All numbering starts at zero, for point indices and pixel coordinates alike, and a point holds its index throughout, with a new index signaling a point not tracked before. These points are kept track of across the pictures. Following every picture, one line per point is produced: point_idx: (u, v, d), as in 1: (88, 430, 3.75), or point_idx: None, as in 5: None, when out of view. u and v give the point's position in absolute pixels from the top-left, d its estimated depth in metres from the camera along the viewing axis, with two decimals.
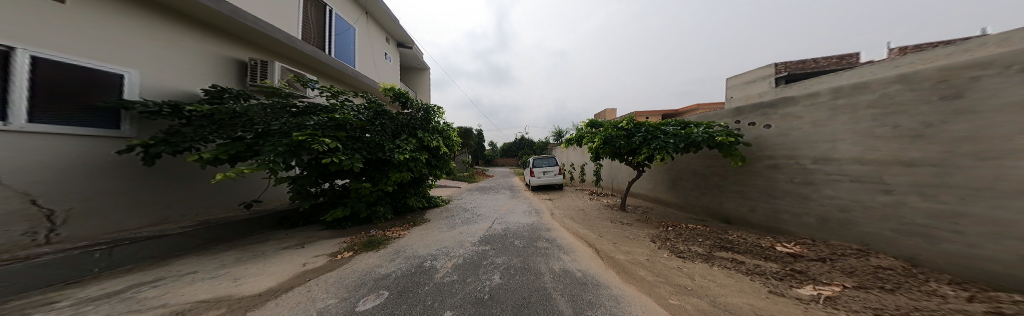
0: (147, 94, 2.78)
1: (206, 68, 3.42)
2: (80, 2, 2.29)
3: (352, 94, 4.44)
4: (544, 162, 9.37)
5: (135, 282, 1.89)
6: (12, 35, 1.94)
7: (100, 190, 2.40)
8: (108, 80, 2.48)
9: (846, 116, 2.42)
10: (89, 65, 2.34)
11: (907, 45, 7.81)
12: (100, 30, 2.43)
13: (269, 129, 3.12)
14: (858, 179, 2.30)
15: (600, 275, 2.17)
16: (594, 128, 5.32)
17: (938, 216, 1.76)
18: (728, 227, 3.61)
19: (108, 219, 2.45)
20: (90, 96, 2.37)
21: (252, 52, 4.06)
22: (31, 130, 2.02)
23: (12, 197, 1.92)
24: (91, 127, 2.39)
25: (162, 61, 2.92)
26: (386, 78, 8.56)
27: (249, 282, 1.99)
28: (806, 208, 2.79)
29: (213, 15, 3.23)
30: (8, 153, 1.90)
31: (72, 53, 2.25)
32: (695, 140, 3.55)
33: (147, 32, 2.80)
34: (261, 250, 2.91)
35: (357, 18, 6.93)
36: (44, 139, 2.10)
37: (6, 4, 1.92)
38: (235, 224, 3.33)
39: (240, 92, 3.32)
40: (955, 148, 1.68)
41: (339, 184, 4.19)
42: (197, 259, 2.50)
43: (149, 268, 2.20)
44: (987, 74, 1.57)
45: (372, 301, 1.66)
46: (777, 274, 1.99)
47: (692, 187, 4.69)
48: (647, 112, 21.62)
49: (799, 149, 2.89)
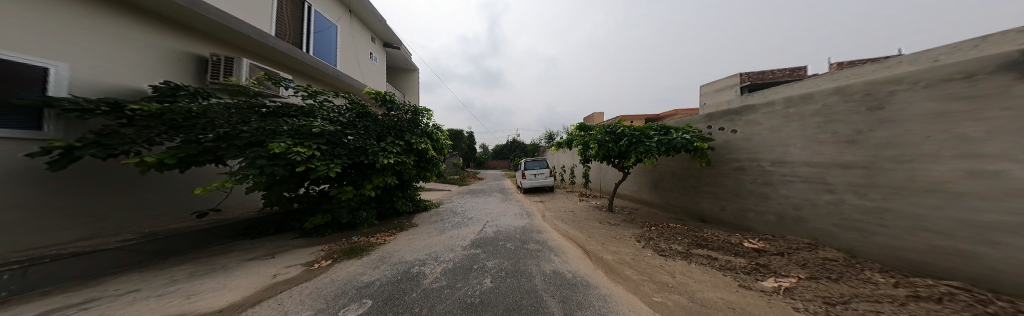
0: (82, 91, 2.47)
1: (155, 63, 3.08)
2: None
3: (332, 95, 4.21)
4: (535, 164, 9.46)
5: (59, 306, 1.65)
6: None
7: (19, 200, 2.09)
8: (30, 74, 2.17)
9: (796, 123, 2.68)
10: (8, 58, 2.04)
11: (845, 61, 8.89)
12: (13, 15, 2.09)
13: (234, 132, 2.93)
14: (806, 179, 2.54)
15: (588, 275, 2.22)
16: (583, 131, 5.44)
17: (868, 212, 1.99)
18: (703, 225, 3.83)
19: (26, 234, 2.13)
20: (9, 92, 2.07)
21: (211, 47, 3.74)
22: None
23: None
24: (10, 129, 2.07)
25: (100, 51, 2.60)
26: (370, 78, 8.24)
27: (206, 298, 1.80)
28: (767, 206, 3.03)
29: (163, 5, 2.92)
30: None
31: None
32: (674, 144, 3.76)
33: (80, 20, 2.48)
34: (221, 262, 2.64)
35: (339, 15, 6.65)
36: None
37: None
38: (189, 236, 3.01)
39: (197, 90, 3.05)
40: (880, 152, 1.92)
41: (316, 189, 3.96)
42: (140, 276, 2.22)
43: (77, 289, 1.93)
44: (900, 90, 1.83)
45: (352, 311, 1.57)
46: (745, 268, 2.14)
47: (672, 187, 4.93)
48: (631, 115, 22.72)
49: (759, 152, 3.16)
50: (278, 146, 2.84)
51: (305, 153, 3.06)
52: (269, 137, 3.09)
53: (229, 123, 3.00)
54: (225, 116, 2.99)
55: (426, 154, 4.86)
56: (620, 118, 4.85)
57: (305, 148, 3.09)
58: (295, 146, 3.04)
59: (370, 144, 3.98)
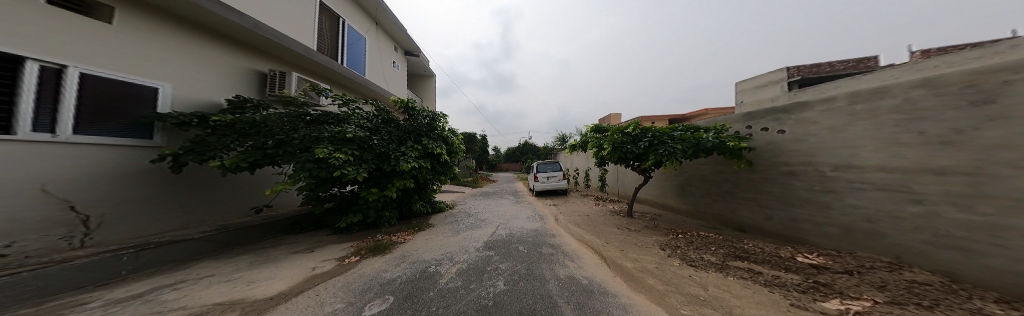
0: (179, 106, 3.05)
1: (227, 79, 3.63)
2: (135, 28, 2.66)
3: (362, 102, 4.55)
4: (548, 167, 9.33)
5: (157, 285, 1.97)
6: (77, 56, 2.25)
7: (131, 196, 2.64)
8: (145, 93, 2.75)
9: (866, 122, 2.33)
10: (115, 77, 2.51)
11: (932, 49, 7.45)
12: (123, 41, 2.57)
13: (287, 138, 3.32)
14: (883, 187, 2.18)
15: (606, 282, 2.11)
16: (598, 133, 5.28)
17: (975, 228, 1.63)
18: (743, 236, 3.48)
19: (135, 224, 2.66)
20: (127, 108, 2.64)
21: (270, 63, 4.29)
22: (85, 142, 2.34)
23: (42, 203, 2.05)
24: (133, 138, 2.71)
25: (192, 74, 3.18)
26: (393, 85, 8.80)
27: (262, 286, 2.03)
28: (827, 217, 2.67)
29: (234, 29, 3.44)
30: (41, 163, 2.08)
31: (91, 64, 2.33)
32: (705, 146, 3.51)
33: (179, 49, 3.05)
34: (273, 254, 2.97)
35: (367, 28, 7.20)
36: (72, 151, 2.26)
37: (86, 36, 2.30)
38: (249, 230, 3.42)
39: (260, 101, 3.53)
40: (991, 154, 1.55)
41: (348, 190, 4.27)
42: (214, 263, 2.57)
43: (168, 272, 2.28)
44: (1020, 78, 1.44)
45: (377, 306, 1.66)
46: (799, 286, 1.89)
47: (705, 193, 4.57)
48: (653, 116, 21.32)
49: (816, 155, 2.79)
50: (321, 152, 3.15)
51: (341, 158, 3.35)
52: (312, 142, 3.40)
53: (283, 130, 3.39)
54: (280, 124, 3.40)
55: (441, 158, 5.05)
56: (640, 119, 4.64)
57: (341, 153, 3.38)
58: (335, 152, 3.34)
59: (393, 149, 4.21)
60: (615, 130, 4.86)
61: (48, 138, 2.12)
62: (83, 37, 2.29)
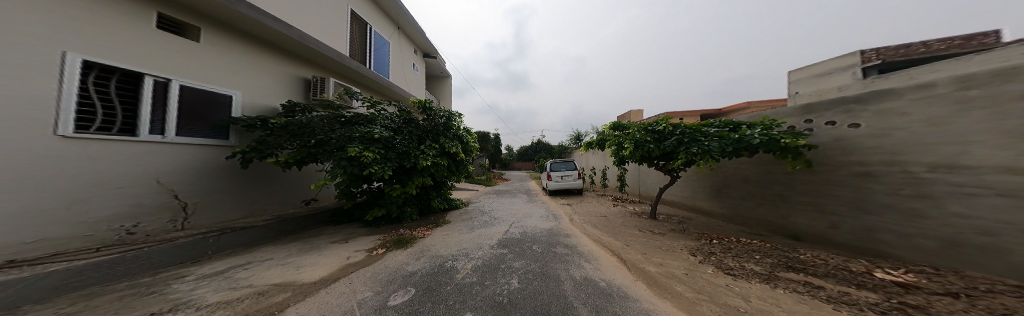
0: (246, 110, 3.70)
1: (277, 86, 4.19)
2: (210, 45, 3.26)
3: (387, 104, 4.80)
4: (562, 166, 9.09)
5: (232, 264, 2.30)
6: (174, 71, 2.89)
7: (211, 186, 3.25)
8: (221, 100, 3.39)
9: (979, 112, 1.83)
10: (202, 87, 3.15)
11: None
12: (205, 57, 3.20)
13: (325, 138, 3.65)
14: (1000, 193, 1.72)
15: (626, 286, 1.99)
16: (618, 130, 5.01)
17: None
18: (797, 245, 3.05)
19: (218, 209, 3.31)
20: (210, 113, 3.27)
21: (310, 70, 4.79)
22: (182, 141, 3.00)
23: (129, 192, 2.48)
24: (216, 137, 3.38)
25: (253, 83, 3.79)
26: (413, 87, 9.21)
27: (306, 271, 2.27)
28: (916, 228, 2.21)
29: (280, 39, 3.91)
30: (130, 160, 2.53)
31: (183, 77, 2.97)
32: (748, 144, 3.12)
33: (243, 62, 3.66)
34: (315, 243, 3.30)
35: (390, 33, 7.61)
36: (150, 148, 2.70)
37: (180, 54, 2.96)
38: (298, 220, 3.86)
39: (305, 105, 3.94)
40: None
41: (376, 186, 4.56)
42: (272, 248, 2.93)
43: (239, 254, 2.65)
44: None
45: (400, 297, 1.75)
46: (875, 305, 1.59)
47: (751, 196, 4.10)
48: (681, 112, 19.63)
49: (901, 154, 2.32)
50: (353, 151, 3.41)
51: (370, 157, 3.59)
52: (346, 142, 3.69)
53: (323, 130, 3.74)
54: (321, 125, 3.76)
55: (457, 157, 5.17)
56: (667, 115, 4.30)
57: (369, 152, 3.61)
58: (364, 151, 3.59)
59: (413, 148, 4.35)
60: (637, 127, 4.57)
61: (158, 138, 2.75)
62: (178, 56, 2.93)
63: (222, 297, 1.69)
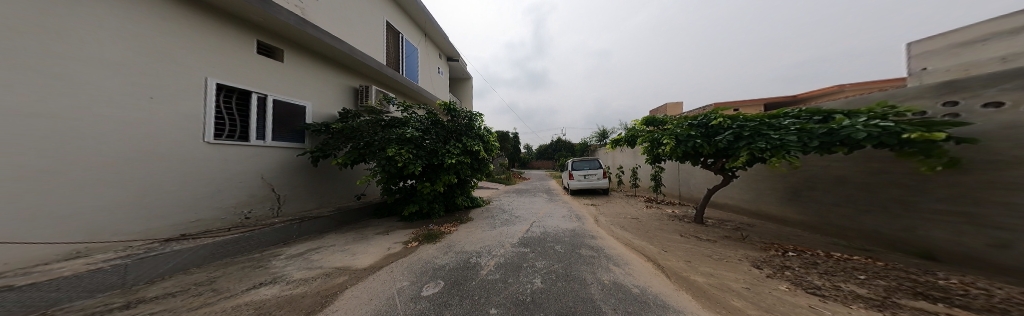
0: (316, 118, 4.34)
1: (336, 96, 4.80)
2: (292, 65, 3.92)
3: (417, 107, 5.02)
4: (584, 164, 8.61)
5: (311, 247, 2.70)
6: (270, 87, 3.58)
7: (295, 182, 3.92)
8: (300, 110, 4.05)
9: None
10: (288, 100, 3.83)
11: None
12: (290, 75, 3.89)
13: (370, 140, 4.04)
14: None
15: (667, 295, 1.72)
16: (652, 126, 4.49)
17: None
18: (928, 267, 2.30)
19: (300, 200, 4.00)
20: (293, 122, 3.94)
21: (359, 80, 5.36)
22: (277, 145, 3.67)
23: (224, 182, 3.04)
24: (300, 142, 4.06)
25: (321, 95, 4.43)
26: (439, 89, 9.68)
27: (359, 257, 2.51)
28: None
29: (338, 55, 4.48)
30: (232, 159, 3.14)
31: (276, 92, 3.65)
32: (844, 137, 2.43)
33: (315, 77, 4.33)
34: (363, 233, 3.64)
35: (418, 40, 8.10)
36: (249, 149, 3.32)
37: (274, 74, 3.66)
38: (353, 212, 4.36)
39: (355, 112, 4.44)
40: None
41: (409, 184, 4.84)
42: (336, 236, 3.34)
43: (312, 238, 3.08)
44: None
45: (431, 288, 1.79)
46: None
47: (846, 201, 3.28)
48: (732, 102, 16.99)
49: None
50: (392, 151, 3.70)
51: (405, 157, 3.83)
52: (386, 143, 4.00)
53: (369, 133, 4.16)
54: (368, 128, 4.20)
55: (479, 155, 5.21)
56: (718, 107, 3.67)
57: (405, 152, 3.86)
58: (400, 151, 3.84)
59: (441, 147, 4.44)
60: (677, 122, 4.02)
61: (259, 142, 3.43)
62: (273, 75, 3.64)
63: (303, 274, 1.96)
